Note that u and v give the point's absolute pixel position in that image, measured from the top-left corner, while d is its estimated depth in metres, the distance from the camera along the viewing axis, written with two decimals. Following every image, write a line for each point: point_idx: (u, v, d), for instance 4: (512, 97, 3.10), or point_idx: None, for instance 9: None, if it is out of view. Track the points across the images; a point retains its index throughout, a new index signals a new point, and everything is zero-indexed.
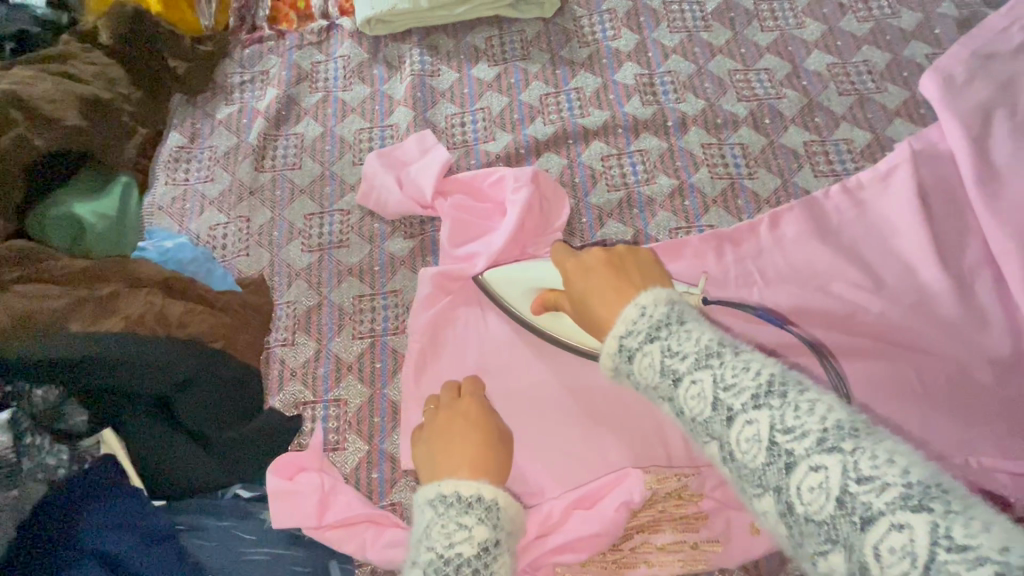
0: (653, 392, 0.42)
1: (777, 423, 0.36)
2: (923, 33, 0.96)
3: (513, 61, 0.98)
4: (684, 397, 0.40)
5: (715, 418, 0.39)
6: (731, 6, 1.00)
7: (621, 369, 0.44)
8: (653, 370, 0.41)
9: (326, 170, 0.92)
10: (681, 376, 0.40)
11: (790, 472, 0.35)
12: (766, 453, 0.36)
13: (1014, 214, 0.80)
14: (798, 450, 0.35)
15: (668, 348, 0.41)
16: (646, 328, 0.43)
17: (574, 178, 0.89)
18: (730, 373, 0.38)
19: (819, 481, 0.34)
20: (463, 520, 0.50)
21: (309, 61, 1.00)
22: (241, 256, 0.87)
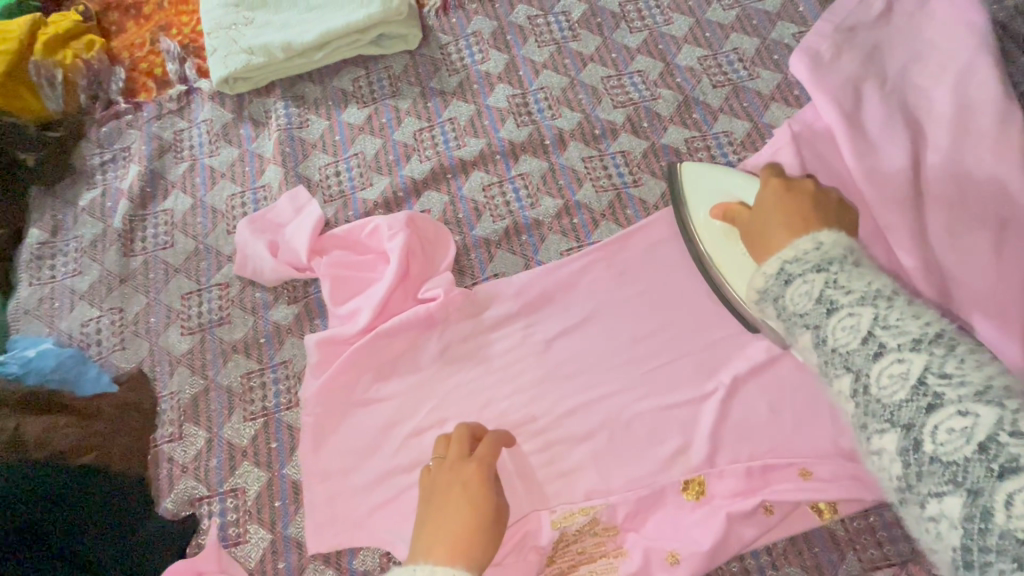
0: (799, 318, 0.44)
1: (880, 323, 0.40)
2: (788, 12, 0.95)
3: (382, 100, 0.94)
4: (835, 325, 0.42)
5: (859, 351, 0.41)
6: (596, 12, 0.98)
7: (773, 290, 0.47)
8: (811, 297, 0.43)
9: (200, 245, 0.87)
10: (839, 306, 0.42)
11: (875, 366, 0.40)
12: (860, 346, 0.41)
13: (895, 183, 0.79)
14: (891, 345, 0.39)
15: (834, 280, 0.43)
16: (815, 260, 0.45)
17: (458, 214, 0.86)
18: (893, 315, 0.40)
19: (902, 372, 0.38)
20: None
21: (171, 130, 0.95)
22: (118, 350, 0.82)
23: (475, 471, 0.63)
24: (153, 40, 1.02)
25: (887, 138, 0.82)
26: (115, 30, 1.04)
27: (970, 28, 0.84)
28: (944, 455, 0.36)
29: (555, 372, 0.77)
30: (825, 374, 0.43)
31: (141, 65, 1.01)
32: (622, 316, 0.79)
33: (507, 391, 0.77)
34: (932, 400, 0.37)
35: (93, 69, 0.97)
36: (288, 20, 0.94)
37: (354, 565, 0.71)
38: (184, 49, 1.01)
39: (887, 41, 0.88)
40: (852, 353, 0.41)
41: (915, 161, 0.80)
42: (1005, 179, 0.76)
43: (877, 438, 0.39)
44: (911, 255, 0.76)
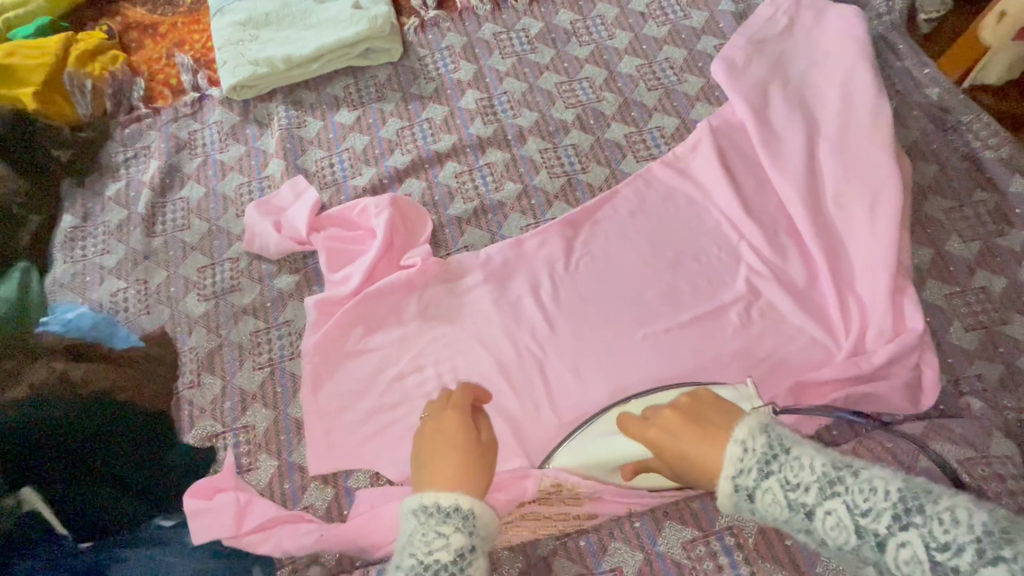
0: (784, 524, 0.50)
1: (857, 512, 0.46)
2: (711, 28, 1.13)
3: (369, 104, 1.10)
4: (823, 527, 0.47)
5: (862, 544, 0.46)
6: (551, 29, 1.16)
7: (741, 502, 0.51)
8: (779, 505, 0.49)
9: (213, 226, 1.02)
10: (814, 506, 0.48)
11: (886, 552, 0.46)
12: (857, 539, 0.46)
13: (794, 165, 0.96)
14: (884, 532, 0.45)
15: (787, 481, 0.49)
16: (761, 450, 0.50)
17: (434, 197, 1.02)
18: (861, 498, 0.46)
19: (911, 556, 0.44)
20: (441, 530, 0.57)
21: (186, 131, 1.10)
22: (143, 315, 0.96)
23: (453, 418, 0.68)
24: (169, 55, 1.18)
25: (788, 129, 0.99)
26: (134, 47, 1.19)
27: (854, 38, 1.02)
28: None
29: (513, 324, 0.91)
30: (840, 558, 0.49)
31: (158, 76, 1.16)
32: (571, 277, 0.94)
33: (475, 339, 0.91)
34: (943, 569, 0.44)
35: (117, 80, 1.12)
36: (288, 37, 1.11)
37: (348, 483, 0.85)
38: (196, 62, 1.16)
39: (790, 52, 1.06)
40: (858, 548, 0.46)
41: (810, 147, 0.97)
42: (878, 159, 0.93)
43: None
44: (806, 221, 0.92)
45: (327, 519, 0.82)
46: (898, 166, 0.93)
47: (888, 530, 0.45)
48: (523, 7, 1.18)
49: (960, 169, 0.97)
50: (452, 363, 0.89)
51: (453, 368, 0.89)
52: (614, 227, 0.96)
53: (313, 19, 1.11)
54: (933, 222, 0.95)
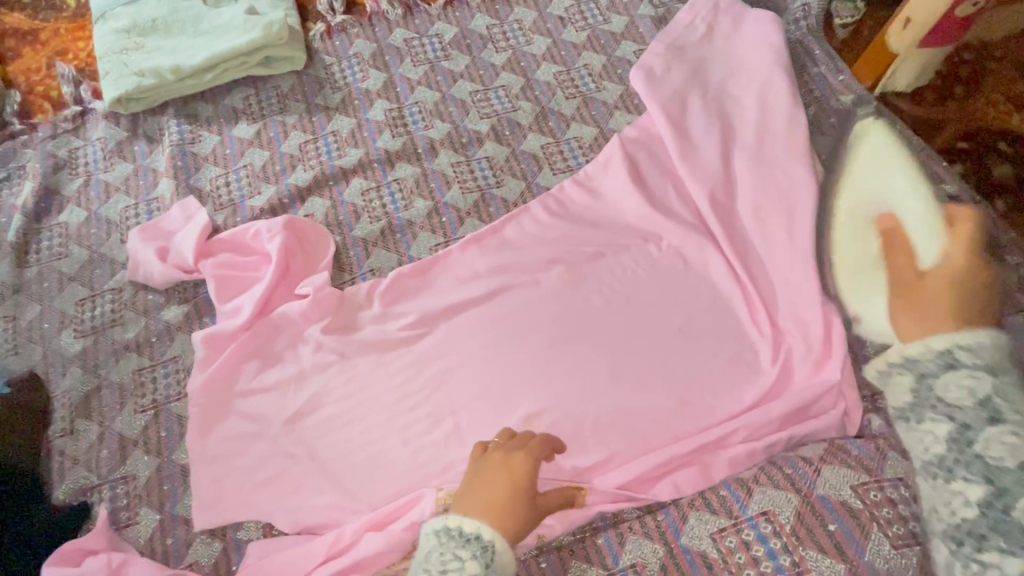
0: (913, 363, 0.61)
1: (1000, 396, 0.56)
2: (631, 33, 1.10)
3: (270, 116, 1.03)
4: (954, 381, 0.58)
5: (973, 410, 0.57)
6: (466, 34, 1.10)
7: (926, 364, 0.60)
8: (933, 349, 0.60)
9: (94, 254, 0.93)
10: (960, 368, 0.58)
11: (988, 430, 0.56)
12: (973, 403, 0.57)
13: (709, 177, 0.93)
14: (1009, 417, 0.56)
15: (959, 343, 0.59)
16: (985, 360, 0.58)
17: (339, 217, 0.95)
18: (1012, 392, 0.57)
19: (1014, 442, 0.55)
20: (460, 553, 0.56)
21: (67, 148, 1.01)
22: (11, 355, 0.87)
23: (522, 460, 0.64)
24: (49, 65, 1.08)
25: (707, 141, 0.95)
26: (11, 56, 1.09)
27: (769, 46, 1.00)
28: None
29: (421, 353, 0.85)
30: (919, 411, 0.60)
31: (37, 88, 1.06)
32: (481, 302, 0.88)
33: (381, 371, 0.85)
34: (993, 473, 0.55)
35: None
36: (177, 45, 1.02)
37: (237, 536, 0.78)
38: (80, 73, 1.07)
39: (709, 59, 1.03)
40: (965, 407, 0.57)
41: (726, 158, 0.94)
42: (795, 172, 0.90)
43: (963, 482, 0.56)
44: (726, 237, 0.89)
45: None
46: (814, 177, 0.90)
47: (1006, 413, 0.56)
48: (437, 12, 1.12)
49: None
50: (353, 399, 0.83)
51: (353, 403, 0.83)
52: (527, 247, 0.92)
53: (205, 25, 1.03)
54: None
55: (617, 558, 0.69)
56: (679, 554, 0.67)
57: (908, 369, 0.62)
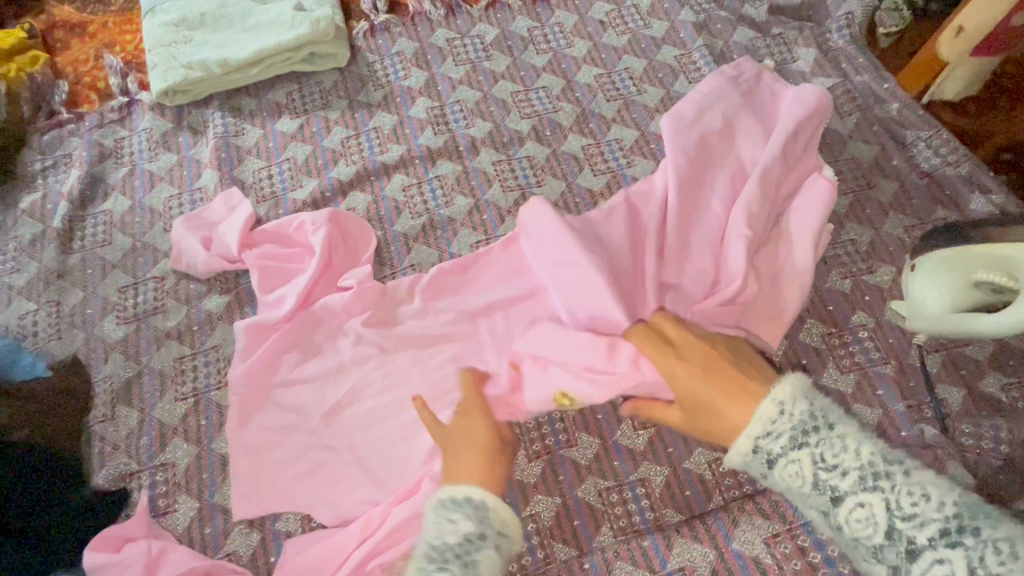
0: (805, 500, 0.57)
1: (896, 514, 0.52)
2: (672, 38, 1.10)
3: (313, 111, 1.04)
4: (849, 516, 0.54)
5: (887, 546, 0.52)
6: (507, 36, 1.11)
7: (757, 468, 0.59)
8: (803, 479, 0.56)
9: (137, 242, 0.94)
10: (844, 494, 0.54)
11: (915, 566, 0.50)
12: (884, 538, 0.52)
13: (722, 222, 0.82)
14: (921, 542, 0.50)
15: (825, 464, 0.55)
16: (787, 435, 0.57)
17: (380, 212, 0.96)
18: (906, 501, 0.52)
19: (945, 573, 0.49)
20: (454, 517, 0.60)
21: (112, 138, 1.02)
22: (55, 340, 0.87)
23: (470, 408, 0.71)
24: (97, 56, 1.09)
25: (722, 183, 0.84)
26: (60, 47, 1.11)
27: (817, 100, 0.86)
28: None
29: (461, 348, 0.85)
30: (801, 506, 0.58)
31: (84, 79, 1.07)
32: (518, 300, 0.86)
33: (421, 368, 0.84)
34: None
35: (37, 81, 1.04)
36: (224, 39, 1.03)
37: (277, 527, 0.78)
38: (127, 65, 1.08)
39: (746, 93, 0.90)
40: (882, 547, 0.52)
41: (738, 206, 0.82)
42: (803, 251, 0.81)
43: None
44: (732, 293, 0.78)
45: (252, 568, 0.75)
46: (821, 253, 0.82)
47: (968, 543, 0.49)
48: (478, 13, 1.13)
49: (920, 185, 0.95)
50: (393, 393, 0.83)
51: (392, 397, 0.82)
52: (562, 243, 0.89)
53: (252, 21, 1.04)
54: (895, 241, 0.92)
55: (664, 561, 0.71)
56: (731, 559, 0.69)
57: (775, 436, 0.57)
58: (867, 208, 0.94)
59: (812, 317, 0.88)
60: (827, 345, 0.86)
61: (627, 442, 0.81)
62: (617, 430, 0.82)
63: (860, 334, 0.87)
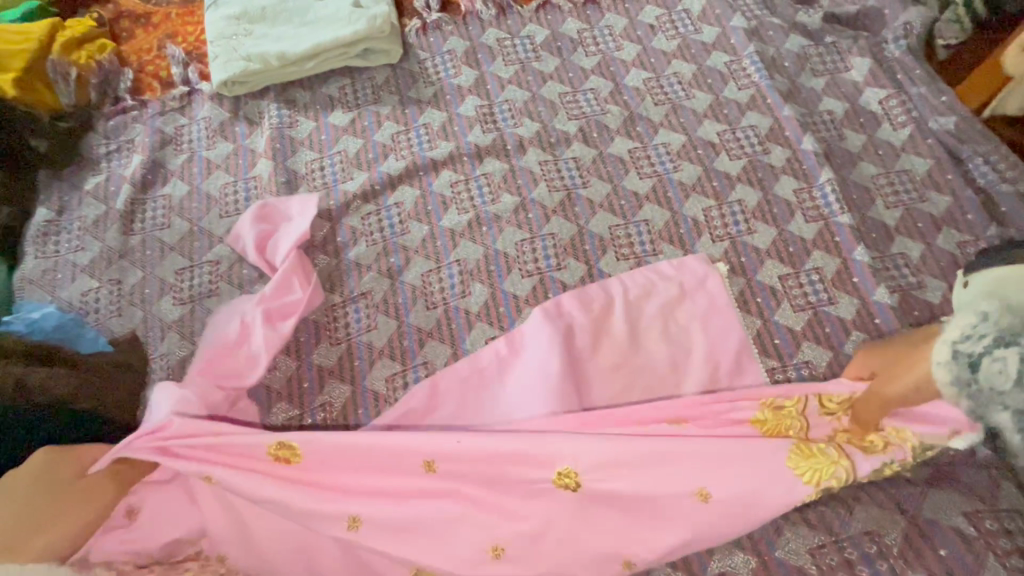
0: (999, 396, 0.58)
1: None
2: (722, 44, 1.09)
3: (365, 106, 1.06)
4: (988, 370, 0.58)
5: (998, 378, 0.58)
6: (557, 37, 1.12)
7: (960, 374, 0.60)
8: (1009, 373, 0.57)
9: (194, 226, 0.97)
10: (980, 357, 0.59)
11: (999, 379, 0.58)
12: (1012, 382, 0.57)
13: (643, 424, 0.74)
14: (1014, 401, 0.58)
15: (967, 335, 0.60)
16: (994, 334, 0.58)
17: (427, 207, 0.97)
18: (1019, 346, 0.57)
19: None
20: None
21: (173, 126, 1.06)
22: (115, 317, 0.91)
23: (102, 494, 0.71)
24: (160, 46, 1.13)
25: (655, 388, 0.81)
26: (125, 36, 1.15)
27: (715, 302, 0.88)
28: None
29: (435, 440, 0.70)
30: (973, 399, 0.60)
31: (148, 68, 1.12)
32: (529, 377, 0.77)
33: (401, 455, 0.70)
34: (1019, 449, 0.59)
35: (104, 68, 1.08)
36: (283, 33, 1.07)
37: None
38: (188, 55, 1.12)
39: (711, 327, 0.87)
40: (996, 385, 0.58)
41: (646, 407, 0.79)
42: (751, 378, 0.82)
43: None
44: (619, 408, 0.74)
45: None
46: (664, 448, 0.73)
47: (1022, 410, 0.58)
48: (529, 14, 1.14)
49: (975, 201, 0.93)
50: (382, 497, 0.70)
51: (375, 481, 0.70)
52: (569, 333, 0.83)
53: (310, 16, 1.07)
54: (948, 256, 0.90)
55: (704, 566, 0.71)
56: (773, 565, 0.69)
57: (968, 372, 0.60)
58: (918, 221, 0.93)
59: (859, 330, 0.86)
60: None
61: None
62: None
63: None
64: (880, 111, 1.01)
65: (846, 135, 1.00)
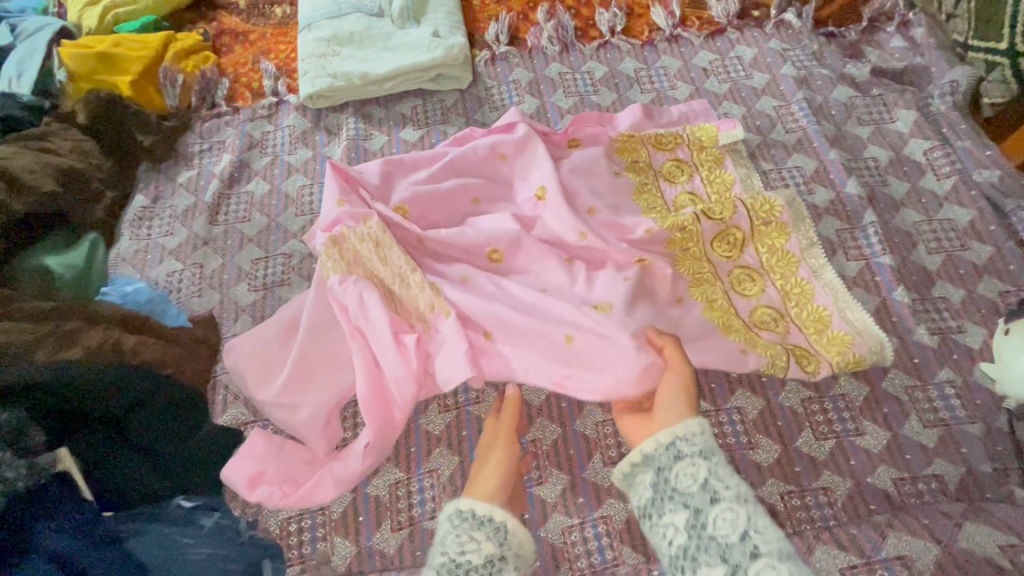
0: (681, 494, 0.67)
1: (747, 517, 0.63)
2: (772, 89, 1.16)
3: (434, 125, 1.15)
4: (716, 514, 0.64)
5: (737, 537, 0.62)
6: (615, 74, 1.20)
7: (662, 459, 0.71)
8: (694, 478, 0.67)
9: (272, 222, 1.06)
10: (722, 499, 0.65)
11: (752, 566, 0.60)
12: (736, 539, 0.62)
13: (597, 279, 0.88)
14: (764, 551, 0.60)
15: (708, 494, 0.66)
16: (700, 445, 0.69)
17: None
18: (719, 472, 0.67)
19: (726, 516, 0.64)
20: (475, 535, 0.69)
21: (260, 131, 1.17)
22: (195, 297, 0.99)
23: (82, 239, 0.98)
24: (255, 61, 1.26)
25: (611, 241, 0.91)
26: (225, 50, 1.28)
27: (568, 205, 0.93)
28: None
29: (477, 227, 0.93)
30: (660, 505, 0.69)
31: (242, 79, 1.24)
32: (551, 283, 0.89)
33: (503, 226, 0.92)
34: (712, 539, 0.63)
35: (206, 77, 1.21)
36: (368, 56, 1.18)
37: (367, 490, 0.84)
38: (278, 70, 1.24)
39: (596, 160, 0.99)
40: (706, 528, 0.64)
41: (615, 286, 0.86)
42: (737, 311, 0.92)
43: None
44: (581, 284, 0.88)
45: (342, 522, 0.82)
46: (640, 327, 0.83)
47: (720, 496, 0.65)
48: (590, 52, 1.23)
49: (1018, 252, 0.96)
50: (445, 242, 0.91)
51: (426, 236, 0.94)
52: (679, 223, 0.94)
53: (393, 42, 1.19)
54: (988, 303, 0.93)
55: None
56: None
57: (648, 467, 0.72)
58: (959, 268, 0.96)
59: (896, 367, 0.89)
60: (911, 397, 0.87)
61: None
62: None
63: (945, 389, 0.87)
64: (924, 161, 1.05)
65: (889, 182, 1.04)
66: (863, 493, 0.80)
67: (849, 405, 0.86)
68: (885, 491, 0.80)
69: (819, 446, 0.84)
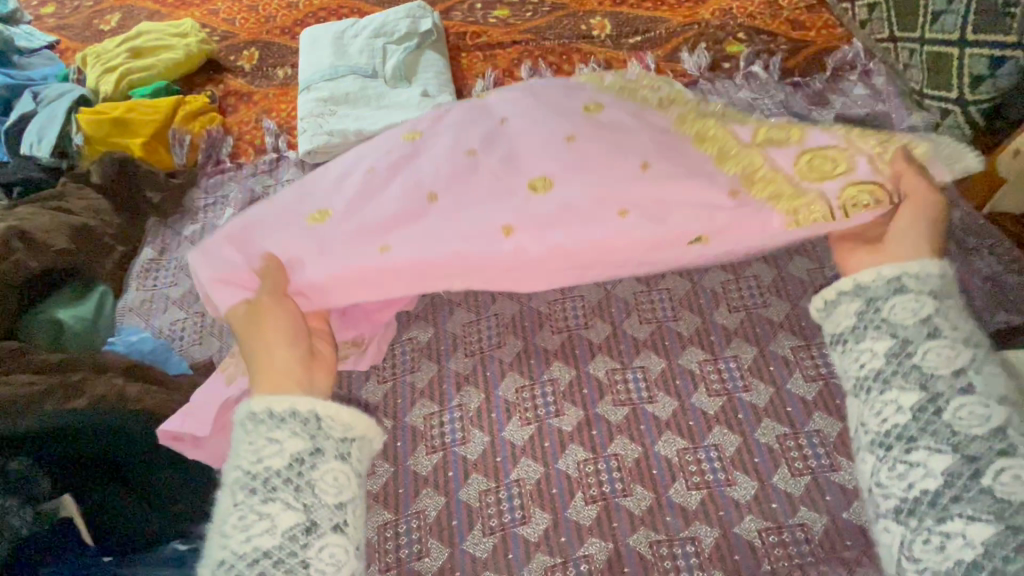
0: (859, 317, 0.66)
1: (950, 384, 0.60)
2: None
3: None
4: (928, 365, 0.61)
5: (943, 402, 0.59)
6: None
7: (877, 291, 0.66)
8: (916, 314, 0.63)
9: None
10: (920, 320, 0.63)
11: (956, 400, 0.59)
12: (968, 417, 0.57)
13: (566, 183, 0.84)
14: (977, 398, 0.58)
15: (883, 328, 0.64)
16: (919, 286, 0.65)
17: None
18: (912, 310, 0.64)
19: (924, 406, 0.59)
20: (275, 436, 0.61)
21: (261, 185, 1.24)
22: (197, 345, 1.04)
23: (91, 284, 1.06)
24: (258, 120, 1.35)
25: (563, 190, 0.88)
26: (231, 110, 1.37)
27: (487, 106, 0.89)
28: (1000, 491, 0.54)
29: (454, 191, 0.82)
30: (861, 328, 0.66)
31: (246, 137, 1.32)
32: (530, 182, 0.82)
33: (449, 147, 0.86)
34: (923, 362, 0.61)
35: (211, 136, 1.29)
36: (362, 114, 1.26)
37: None
38: (280, 128, 1.33)
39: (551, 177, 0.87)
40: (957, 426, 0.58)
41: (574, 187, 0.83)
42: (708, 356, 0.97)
43: (904, 429, 0.59)
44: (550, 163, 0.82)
45: None
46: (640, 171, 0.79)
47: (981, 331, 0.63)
48: None
49: (984, 288, 0.99)
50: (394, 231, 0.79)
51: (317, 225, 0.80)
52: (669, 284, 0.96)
53: (386, 101, 1.27)
54: None
55: None
56: None
57: (858, 295, 0.67)
58: None
59: None
60: None
61: (681, 499, 0.87)
62: (671, 487, 0.88)
63: None
64: None
65: None
66: (839, 529, 0.83)
67: (824, 441, 0.89)
68: (861, 528, 0.83)
69: (795, 482, 0.87)
